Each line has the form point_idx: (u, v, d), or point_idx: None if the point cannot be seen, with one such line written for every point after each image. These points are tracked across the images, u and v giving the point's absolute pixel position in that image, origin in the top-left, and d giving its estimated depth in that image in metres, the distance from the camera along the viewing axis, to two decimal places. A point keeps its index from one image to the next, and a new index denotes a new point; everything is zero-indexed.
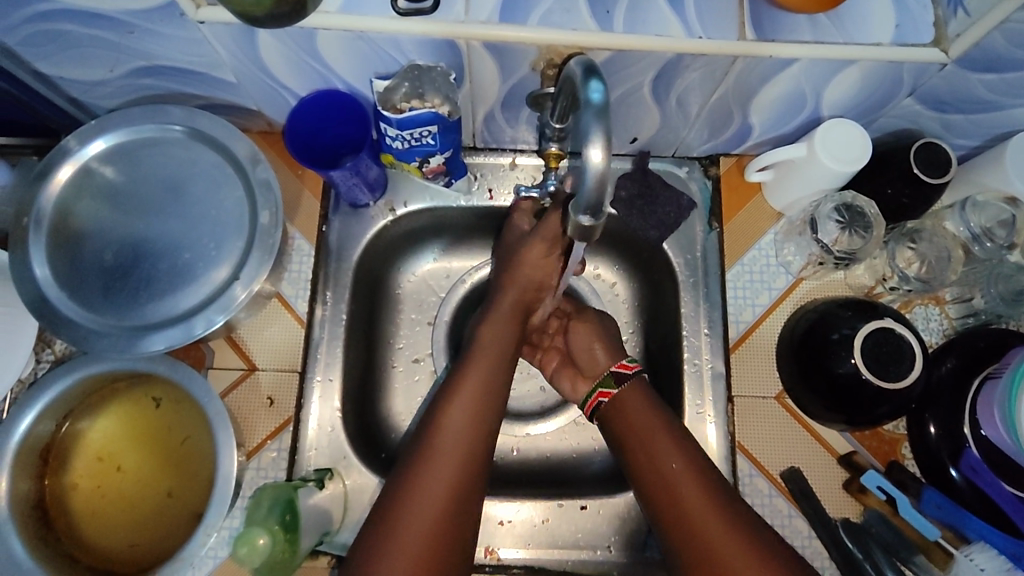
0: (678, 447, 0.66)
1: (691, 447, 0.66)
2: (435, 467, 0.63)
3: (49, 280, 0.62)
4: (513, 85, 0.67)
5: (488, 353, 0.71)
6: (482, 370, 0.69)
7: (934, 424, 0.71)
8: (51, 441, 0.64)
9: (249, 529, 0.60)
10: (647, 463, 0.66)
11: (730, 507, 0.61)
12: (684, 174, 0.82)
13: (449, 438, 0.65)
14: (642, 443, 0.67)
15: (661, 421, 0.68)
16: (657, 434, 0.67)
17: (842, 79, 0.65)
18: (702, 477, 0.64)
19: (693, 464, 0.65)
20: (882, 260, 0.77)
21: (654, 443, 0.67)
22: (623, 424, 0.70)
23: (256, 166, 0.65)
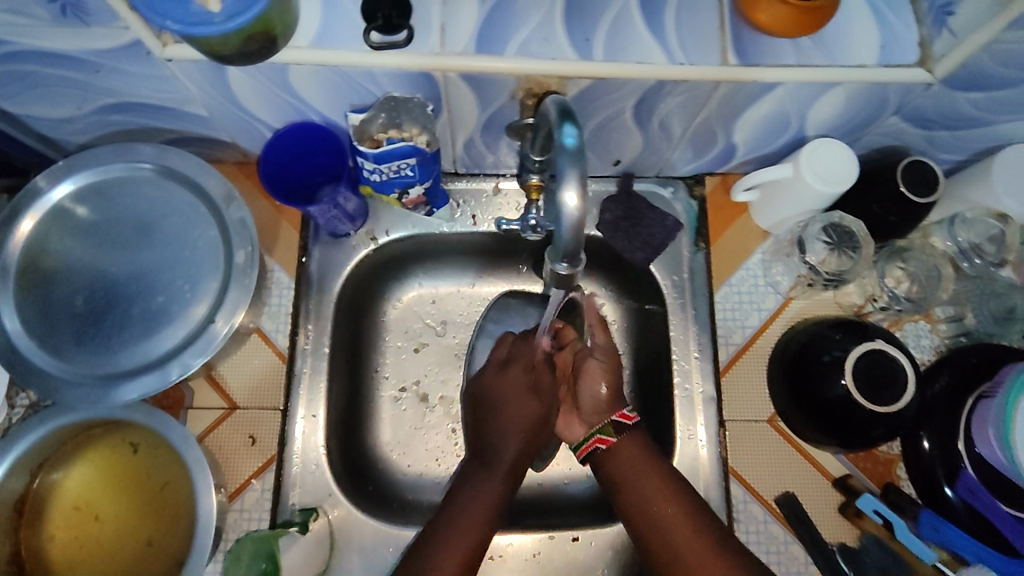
0: (657, 467, 0.66)
1: (677, 485, 0.65)
2: (459, 530, 0.63)
3: (19, 329, 0.60)
4: (492, 113, 0.66)
5: (510, 422, 0.70)
6: (512, 437, 0.69)
7: (927, 438, 0.70)
8: (25, 494, 0.63)
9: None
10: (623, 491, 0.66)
11: (707, 523, 0.62)
12: (669, 194, 0.80)
13: (473, 502, 0.65)
14: (633, 494, 0.65)
15: (637, 443, 0.68)
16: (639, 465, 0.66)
17: (826, 100, 0.64)
18: (683, 503, 0.64)
19: (675, 497, 0.64)
20: (872, 279, 0.75)
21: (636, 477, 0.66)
22: (618, 473, 0.67)
23: (230, 204, 0.63)
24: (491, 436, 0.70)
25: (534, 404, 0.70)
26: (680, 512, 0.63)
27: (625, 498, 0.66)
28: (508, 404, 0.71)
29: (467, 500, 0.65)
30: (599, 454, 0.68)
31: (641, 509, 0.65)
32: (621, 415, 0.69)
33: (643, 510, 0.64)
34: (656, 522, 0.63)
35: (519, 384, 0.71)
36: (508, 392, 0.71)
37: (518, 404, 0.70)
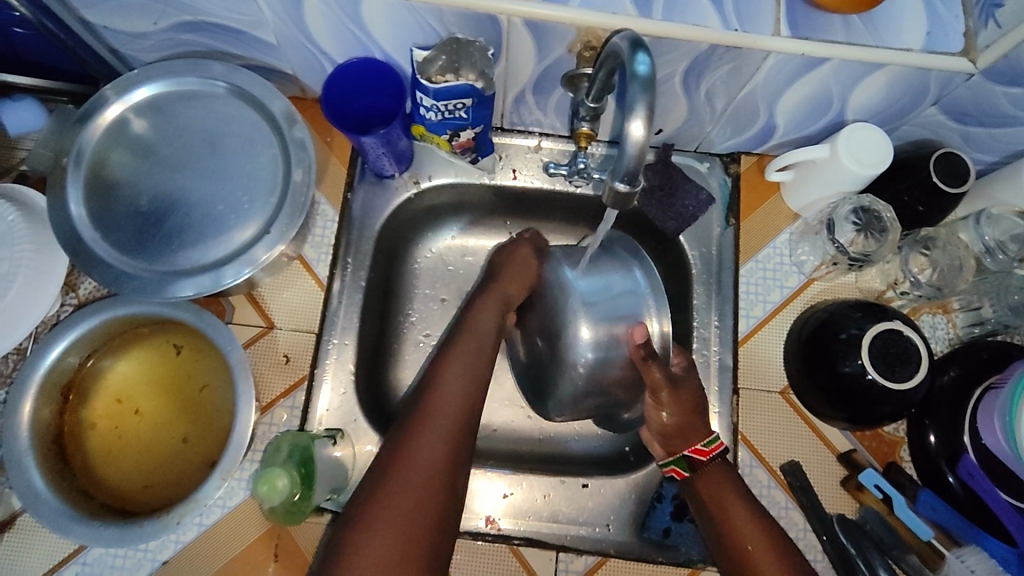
0: (750, 506, 0.64)
1: (764, 517, 0.63)
2: (424, 442, 0.59)
3: (84, 219, 0.64)
4: (548, 65, 0.68)
5: (461, 363, 0.66)
6: (466, 362, 0.66)
7: (933, 432, 0.72)
8: (73, 378, 0.66)
9: (270, 468, 0.62)
10: (712, 517, 0.64)
11: (797, 560, 0.60)
12: (705, 169, 0.83)
13: (432, 432, 0.60)
14: (726, 524, 0.63)
15: (729, 481, 0.66)
16: (739, 508, 0.64)
17: (869, 82, 0.66)
18: (781, 548, 0.61)
19: (772, 539, 0.62)
20: (894, 265, 0.78)
21: (737, 516, 0.63)
22: (706, 500, 0.65)
23: (293, 126, 0.67)
24: (444, 362, 0.66)
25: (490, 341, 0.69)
26: (772, 553, 0.60)
27: (714, 527, 0.64)
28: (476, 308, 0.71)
29: (427, 434, 0.60)
30: (690, 480, 0.67)
31: (739, 545, 0.62)
32: (696, 450, 0.67)
33: (741, 549, 0.62)
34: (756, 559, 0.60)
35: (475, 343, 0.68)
36: (466, 334, 0.69)
37: (471, 344, 0.68)
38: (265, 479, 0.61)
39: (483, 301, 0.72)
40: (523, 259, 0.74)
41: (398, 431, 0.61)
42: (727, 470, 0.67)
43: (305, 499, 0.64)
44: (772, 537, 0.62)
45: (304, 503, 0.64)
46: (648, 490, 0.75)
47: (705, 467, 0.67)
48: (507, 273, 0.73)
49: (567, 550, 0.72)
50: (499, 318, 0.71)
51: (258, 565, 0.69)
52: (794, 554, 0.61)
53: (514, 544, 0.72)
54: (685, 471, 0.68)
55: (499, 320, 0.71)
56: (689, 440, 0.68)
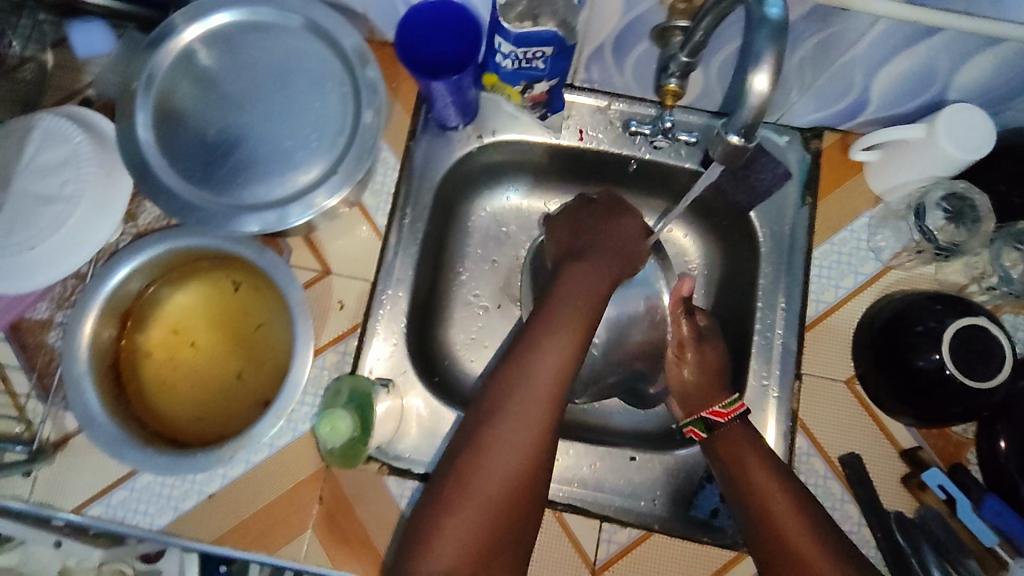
0: (772, 468, 0.64)
1: (789, 479, 0.63)
2: (520, 422, 0.58)
3: (151, 145, 0.63)
4: (635, 17, 0.64)
5: (568, 320, 0.62)
6: (568, 321, 0.62)
7: (1005, 439, 0.68)
8: (134, 305, 0.66)
9: (333, 410, 0.64)
10: (734, 477, 0.64)
11: (820, 521, 0.60)
12: (784, 142, 0.79)
13: (516, 419, 0.58)
14: (749, 483, 0.63)
15: (750, 443, 0.66)
16: (761, 468, 0.63)
17: (982, 58, 0.61)
18: (812, 513, 0.60)
19: (796, 501, 0.61)
20: (983, 258, 0.73)
21: (761, 477, 0.63)
22: (726, 461, 0.66)
23: (365, 65, 0.64)
24: (545, 321, 0.62)
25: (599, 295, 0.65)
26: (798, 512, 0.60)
27: (737, 490, 0.64)
28: (590, 264, 0.66)
29: (517, 403, 0.59)
30: (711, 437, 0.68)
31: (763, 505, 0.62)
32: (714, 411, 0.68)
33: (765, 510, 0.61)
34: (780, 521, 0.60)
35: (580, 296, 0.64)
36: (565, 284, 0.65)
37: (579, 294, 0.64)
38: (326, 420, 0.63)
39: (596, 258, 0.67)
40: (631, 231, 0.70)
41: (481, 409, 0.59)
42: (747, 434, 0.66)
43: (361, 444, 0.66)
44: (796, 498, 0.61)
45: (361, 448, 0.66)
46: (698, 469, 0.73)
47: (726, 424, 0.68)
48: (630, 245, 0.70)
49: (610, 520, 0.71)
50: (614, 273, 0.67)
51: (302, 506, 0.69)
52: (818, 517, 0.60)
53: (558, 510, 0.71)
54: (703, 432, 0.69)
55: (607, 281, 0.66)
56: (710, 401, 0.70)
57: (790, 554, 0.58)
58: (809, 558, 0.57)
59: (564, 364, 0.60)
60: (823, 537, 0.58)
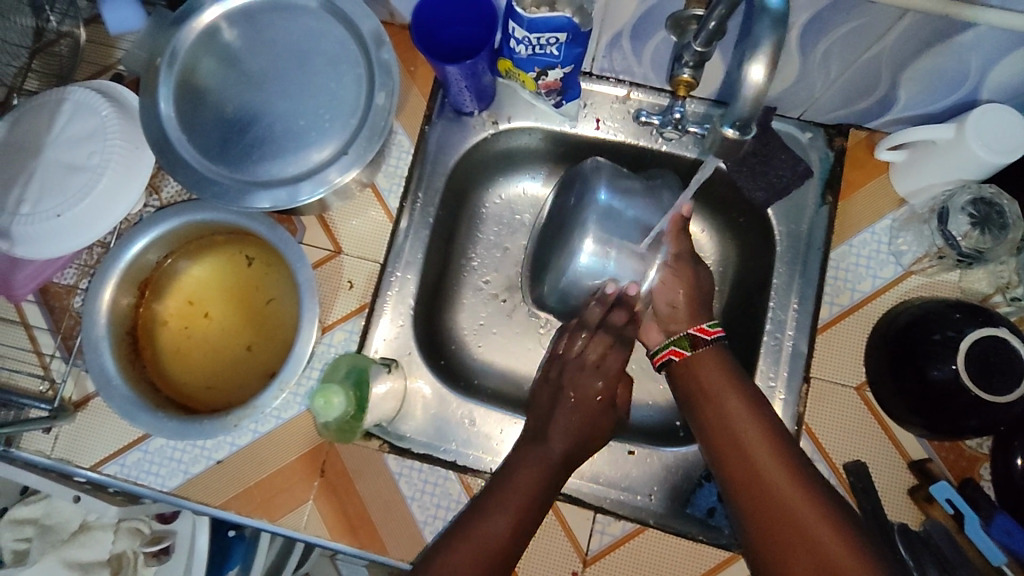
0: (742, 393, 0.64)
1: (758, 402, 0.63)
2: None
3: (171, 120, 0.65)
4: (653, 5, 0.63)
5: (506, 500, 0.62)
6: (525, 478, 0.64)
7: (1022, 456, 0.65)
8: (152, 275, 0.69)
9: (328, 385, 0.63)
10: (703, 402, 0.64)
11: (790, 447, 0.59)
12: (806, 139, 0.77)
13: None
14: (719, 408, 0.63)
15: (725, 370, 0.66)
16: (732, 393, 0.63)
17: (1018, 56, 0.58)
18: (777, 434, 0.60)
19: (767, 429, 0.61)
20: (1010, 267, 0.70)
21: (730, 403, 0.63)
22: (698, 386, 0.66)
23: (381, 47, 0.65)
24: (480, 507, 0.62)
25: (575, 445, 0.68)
26: (765, 434, 0.60)
27: (705, 415, 0.64)
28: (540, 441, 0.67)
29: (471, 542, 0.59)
30: (683, 364, 0.68)
31: (734, 431, 0.61)
32: (700, 330, 0.69)
33: (732, 434, 0.61)
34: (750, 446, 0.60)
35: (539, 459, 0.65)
36: (520, 465, 0.65)
37: (536, 458, 0.66)
38: (321, 395, 0.62)
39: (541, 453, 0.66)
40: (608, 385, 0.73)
41: None
42: (722, 358, 0.67)
43: (356, 422, 0.66)
44: (766, 425, 0.61)
45: (354, 424, 0.66)
46: (697, 467, 0.72)
47: (699, 351, 0.67)
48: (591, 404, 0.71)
49: (604, 512, 0.71)
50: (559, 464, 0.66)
51: (303, 477, 0.71)
52: (788, 443, 0.60)
53: (553, 498, 0.71)
54: (685, 351, 0.68)
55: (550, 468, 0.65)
56: (696, 320, 0.70)
57: (759, 477, 0.58)
58: (778, 481, 0.57)
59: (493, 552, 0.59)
60: (792, 462, 0.58)
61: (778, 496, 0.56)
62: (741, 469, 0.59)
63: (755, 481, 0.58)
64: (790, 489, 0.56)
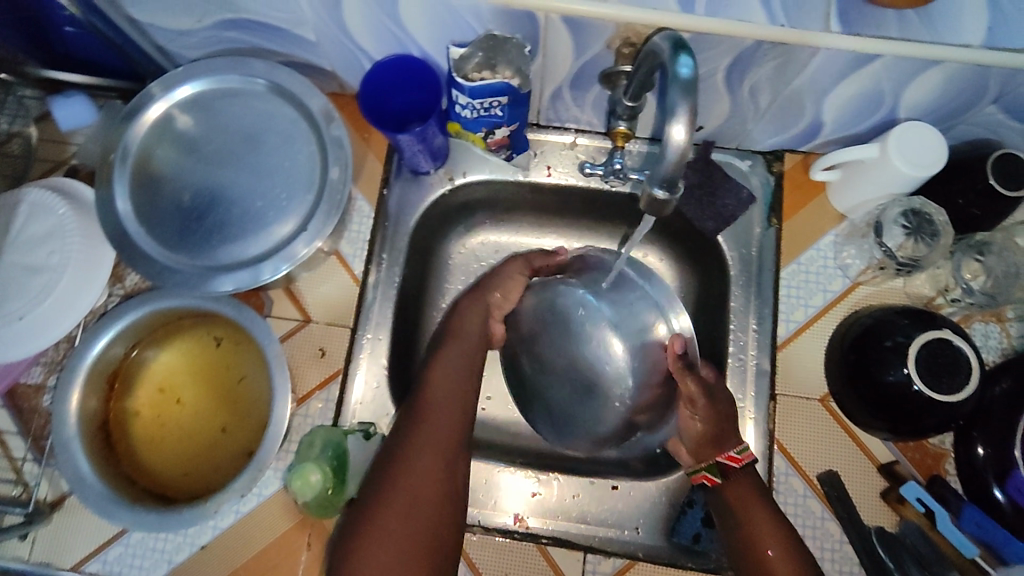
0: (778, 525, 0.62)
1: (790, 536, 0.61)
2: (408, 477, 0.62)
3: (129, 213, 0.66)
4: (585, 61, 0.67)
5: (435, 392, 0.68)
6: (420, 452, 0.63)
7: (982, 445, 0.69)
8: (119, 367, 0.69)
9: (304, 463, 0.65)
10: (734, 531, 0.63)
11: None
12: (746, 167, 0.80)
13: (417, 473, 0.62)
14: (749, 540, 0.62)
15: (756, 496, 0.64)
16: (764, 525, 0.62)
17: (924, 80, 0.63)
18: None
19: (797, 554, 0.60)
20: (946, 270, 0.75)
21: (761, 536, 0.61)
22: (728, 511, 0.64)
23: (330, 123, 0.67)
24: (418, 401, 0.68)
25: (465, 382, 0.70)
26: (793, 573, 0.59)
27: (735, 543, 0.63)
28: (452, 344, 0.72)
29: (383, 533, 0.59)
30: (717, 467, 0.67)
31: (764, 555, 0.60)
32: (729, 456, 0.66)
33: (763, 569, 0.60)
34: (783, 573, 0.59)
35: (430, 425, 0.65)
36: (441, 357, 0.71)
37: (438, 417, 0.66)
38: (296, 475, 0.64)
39: (451, 353, 0.72)
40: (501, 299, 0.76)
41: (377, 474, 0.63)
42: (756, 484, 0.65)
43: (336, 495, 0.67)
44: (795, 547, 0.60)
45: (335, 498, 0.67)
46: (679, 495, 0.74)
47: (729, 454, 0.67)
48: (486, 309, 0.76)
49: (594, 551, 0.72)
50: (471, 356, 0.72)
51: (291, 553, 0.71)
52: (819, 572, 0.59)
53: (542, 543, 0.72)
54: (716, 479, 0.66)
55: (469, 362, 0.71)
56: (721, 446, 0.67)
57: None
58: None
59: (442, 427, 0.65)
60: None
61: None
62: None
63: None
64: None
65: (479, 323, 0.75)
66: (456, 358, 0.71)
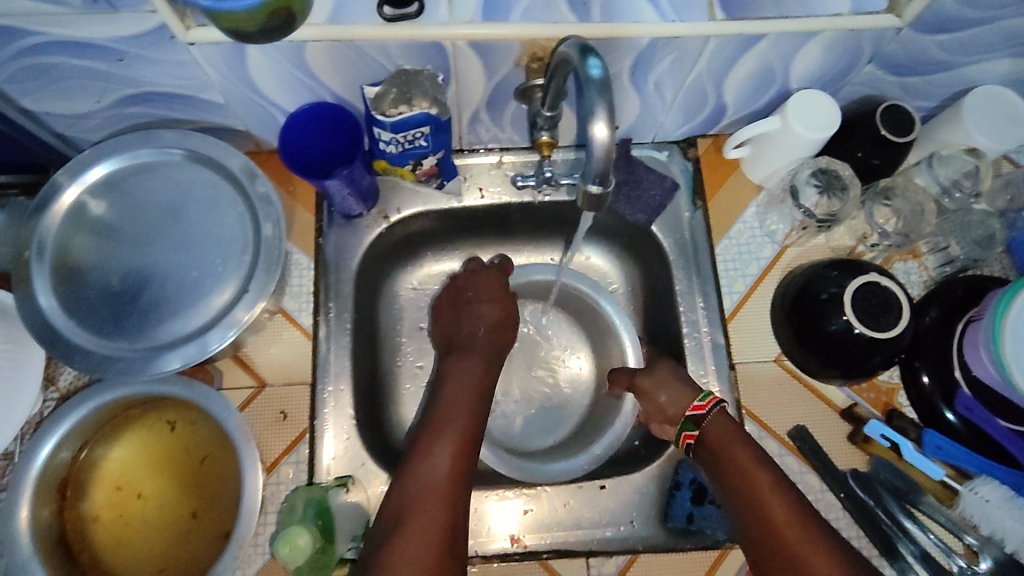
0: (763, 462, 0.66)
1: (769, 462, 0.66)
2: (440, 445, 0.67)
3: (56, 309, 0.62)
4: (498, 81, 0.69)
5: (452, 393, 0.73)
6: (454, 428, 0.69)
7: (926, 373, 0.74)
8: (68, 472, 0.64)
9: (289, 528, 0.61)
10: (722, 468, 0.67)
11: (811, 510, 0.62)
12: (665, 157, 0.85)
13: (441, 457, 0.66)
14: (739, 475, 0.66)
15: (731, 429, 0.70)
16: (748, 458, 0.66)
17: (806, 52, 0.68)
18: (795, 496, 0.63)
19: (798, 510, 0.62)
20: (861, 219, 0.81)
21: (748, 467, 0.66)
22: (715, 451, 0.69)
23: (255, 181, 0.66)
24: (438, 413, 0.71)
25: (475, 391, 0.74)
26: (781, 497, 0.63)
27: (726, 481, 0.67)
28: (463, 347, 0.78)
29: (413, 529, 0.60)
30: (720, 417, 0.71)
31: (755, 502, 0.63)
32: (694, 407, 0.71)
33: (755, 498, 0.64)
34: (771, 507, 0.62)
35: (440, 457, 0.66)
36: (450, 374, 0.75)
37: (443, 446, 0.67)
38: (284, 541, 0.60)
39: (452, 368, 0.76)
40: (489, 294, 0.80)
41: (401, 475, 0.65)
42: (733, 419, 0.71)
43: (328, 554, 0.64)
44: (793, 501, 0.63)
45: (327, 557, 0.65)
46: (664, 480, 0.75)
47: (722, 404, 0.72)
48: (468, 328, 0.79)
49: (596, 554, 0.72)
50: (490, 363, 0.77)
51: None
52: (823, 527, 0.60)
53: (542, 558, 0.72)
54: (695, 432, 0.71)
55: (484, 363, 0.76)
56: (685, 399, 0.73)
57: (784, 545, 0.60)
58: (803, 552, 0.59)
59: (461, 432, 0.69)
60: (815, 526, 0.60)
61: (800, 561, 0.58)
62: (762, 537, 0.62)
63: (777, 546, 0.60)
64: (808, 549, 0.58)
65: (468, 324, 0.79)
66: (456, 381, 0.74)
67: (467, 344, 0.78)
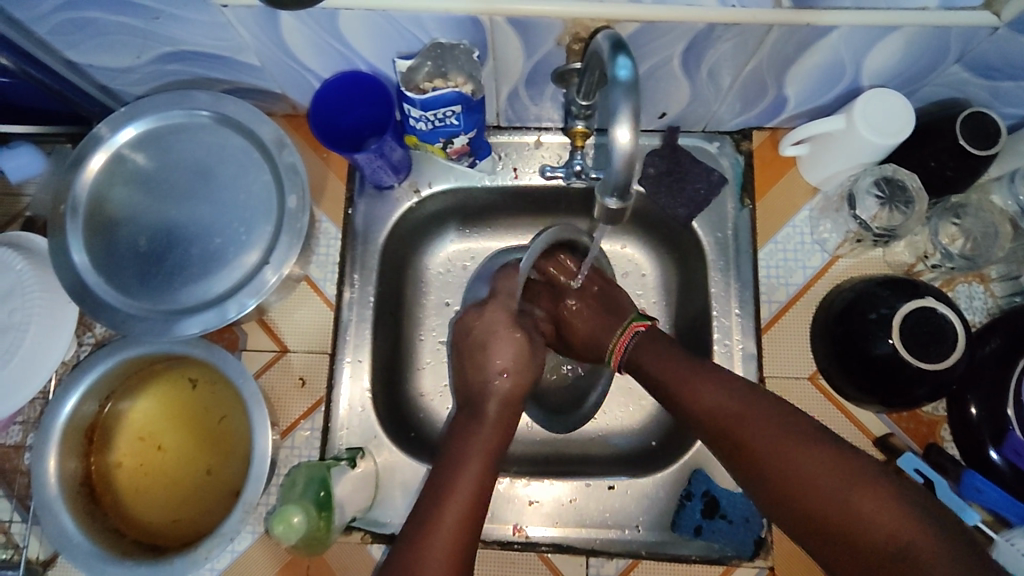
0: (695, 366, 0.64)
1: (709, 369, 0.63)
2: (474, 448, 0.64)
3: (87, 265, 0.64)
4: (538, 60, 0.65)
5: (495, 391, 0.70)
6: (490, 426, 0.67)
7: (975, 405, 0.68)
8: (95, 421, 0.67)
9: (286, 505, 0.63)
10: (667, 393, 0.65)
11: (763, 400, 0.59)
12: (715, 149, 0.79)
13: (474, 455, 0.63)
14: (687, 397, 0.63)
15: (667, 349, 0.68)
16: (678, 364, 0.65)
17: (883, 47, 0.61)
18: (738, 388, 0.61)
19: (744, 400, 0.59)
20: (924, 236, 0.74)
21: (692, 389, 0.63)
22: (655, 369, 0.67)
23: (283, 150, 0.65)
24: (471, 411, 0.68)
25: (511, 395, 0.70)
26: (723, 395, 0.61)
27: (668, 395, 0.65)
28: (493, 356, 0.72)
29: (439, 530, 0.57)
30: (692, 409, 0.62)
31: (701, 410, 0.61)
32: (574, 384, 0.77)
33: (699, 406, 0.61)
34: (784, 468, 0.54)
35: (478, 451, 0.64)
36: (478, 372, 0.71)
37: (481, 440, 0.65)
38: (279, 519, 0.62)
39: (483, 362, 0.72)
40: (496, 322, 0.74)
41: (438, 471, 0.62)
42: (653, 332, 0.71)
43: (325, 529, 0.66)
44: (741, 392, 0.60)
45: (323, 534, 0.66)
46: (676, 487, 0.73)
47: (723, 410, 0.60)
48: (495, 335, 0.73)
49: (596, 554, 0.71)
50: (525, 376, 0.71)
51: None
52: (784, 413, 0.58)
53: (542, 551, 0.72)
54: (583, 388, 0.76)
55: (519, 371, 0.71)
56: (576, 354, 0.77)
57: (744, 445, 0.58)
58: (764, 444, 0.56)
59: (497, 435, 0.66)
60: (773, 419, 0.57)
61: (759, 458, 0.56)
62: (789, 505, 0.54)
63: (808, 513, 0.53)
64: (770, 440, 0.56)
65: (497, 341, 0.73)
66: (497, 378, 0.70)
67: (485, 397, 0.69)
